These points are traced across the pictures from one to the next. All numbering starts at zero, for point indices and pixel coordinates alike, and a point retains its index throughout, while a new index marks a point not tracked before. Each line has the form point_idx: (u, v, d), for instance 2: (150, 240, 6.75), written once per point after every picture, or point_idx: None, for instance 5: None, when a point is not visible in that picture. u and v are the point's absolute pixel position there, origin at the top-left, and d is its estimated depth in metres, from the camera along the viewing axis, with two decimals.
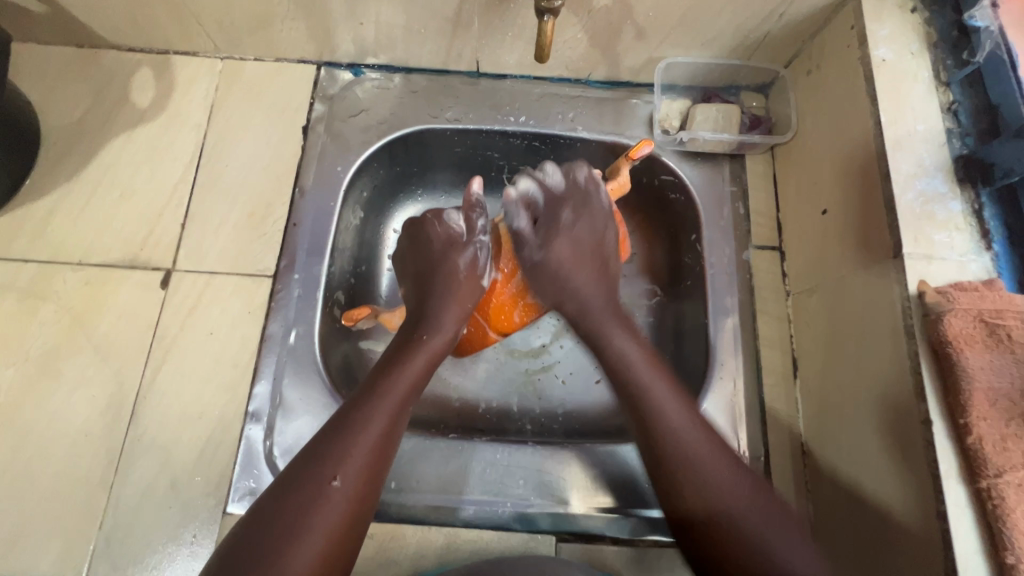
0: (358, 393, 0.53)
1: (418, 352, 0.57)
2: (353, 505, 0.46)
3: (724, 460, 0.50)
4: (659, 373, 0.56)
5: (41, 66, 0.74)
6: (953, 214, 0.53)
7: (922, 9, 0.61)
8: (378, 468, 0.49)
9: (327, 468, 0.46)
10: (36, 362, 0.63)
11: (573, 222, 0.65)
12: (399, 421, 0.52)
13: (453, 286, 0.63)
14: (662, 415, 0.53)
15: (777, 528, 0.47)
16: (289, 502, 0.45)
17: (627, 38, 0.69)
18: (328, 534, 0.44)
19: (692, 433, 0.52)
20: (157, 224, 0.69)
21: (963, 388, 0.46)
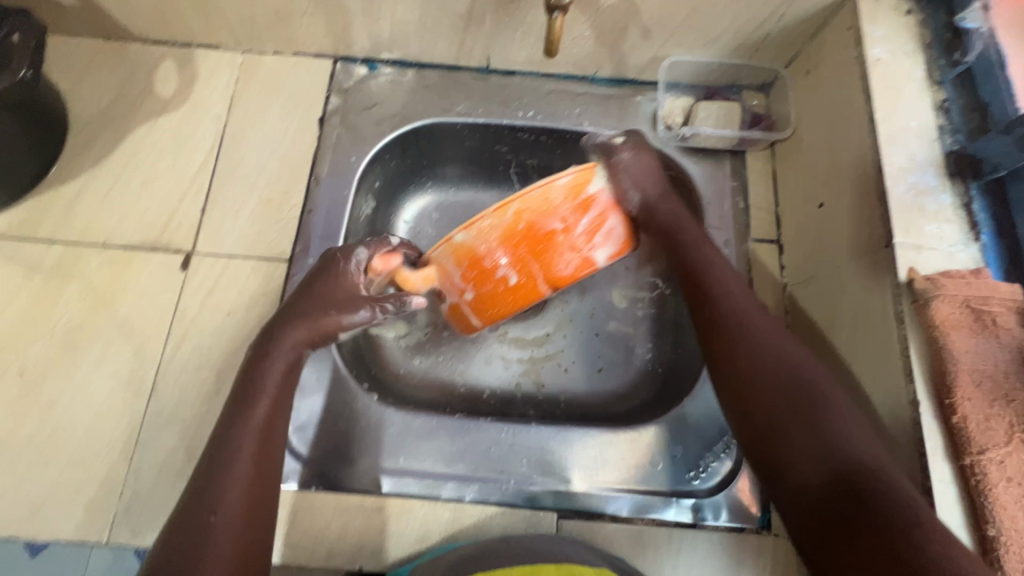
0: (224, 417, 0.53)
1: (269, 375, 0.55)
2: (239, 533, 0.47)
3: (795, 351, 0.55)
4: (734, 279, 0.62)
5: (69, 57, 0.77)
6: (943, 206, 0.55)
7: (916, 12, 0.63)
8: (264, 482, 0.51)
9: (206, 505, 0.47)
10: (61, 338, 0.66)
11: (649, 171, 0.65)
12: (273, 437, 0.53)
13: (312, 315, 0.58)
14: (733, 304, 0.59)
15: (840, 411, 0.50)
16: (182, 535, 0.46)
17: (633, 37, 0.71)
18: (230, 555, 0.46)
19: (759, 322, 0.58)
20: (178, 209, 0.72)
21: (949, 369, 0.48)
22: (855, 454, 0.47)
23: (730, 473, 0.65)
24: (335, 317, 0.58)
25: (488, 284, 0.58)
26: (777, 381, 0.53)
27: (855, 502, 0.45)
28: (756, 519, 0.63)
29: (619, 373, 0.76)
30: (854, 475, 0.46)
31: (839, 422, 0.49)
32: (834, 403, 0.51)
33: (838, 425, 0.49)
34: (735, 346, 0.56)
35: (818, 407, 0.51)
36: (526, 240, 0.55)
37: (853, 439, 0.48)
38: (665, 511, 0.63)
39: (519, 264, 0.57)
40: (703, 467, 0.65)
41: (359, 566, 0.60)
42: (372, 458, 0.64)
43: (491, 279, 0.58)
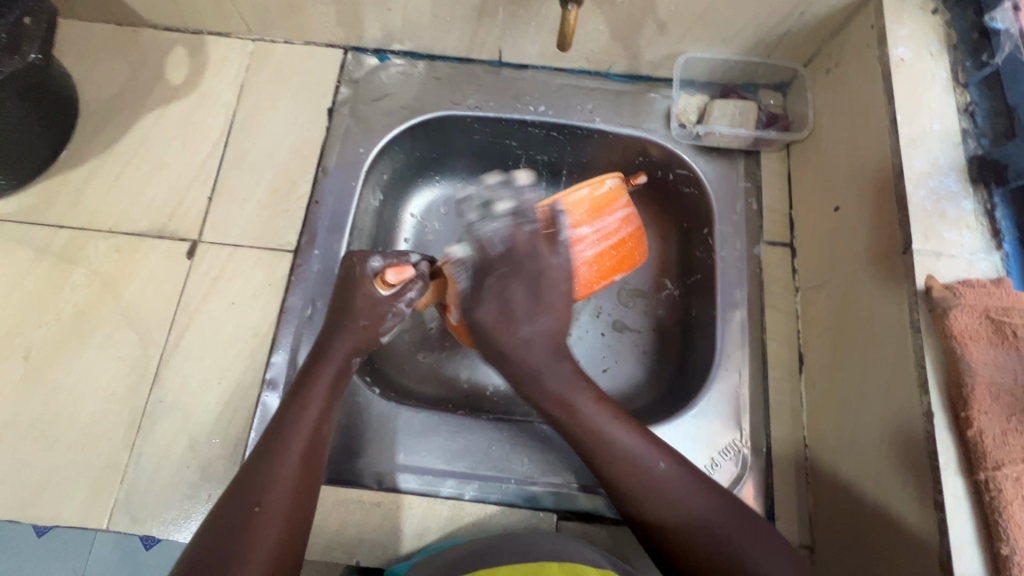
0: (276, 420, 0.53)
1: (318, 385, 0.55)
2: (281, 527, 0.48)
3: (683, 478, 0.52)
4: (579, 384, 0.57)
5: (82, 41, 0.77)
6: (965, 213, 0.53)
7: (943, 11, 0.61)
8: (307, 489, 0.51)
9: (251, 495, 0.48)
10: (67, 323, 0.66)
11: (520, 281, 0.59)
12: (320, 445, 0.53)
13: (348, 329, 0.58)
14: (615, 448, 0.53)
15: (704, 500, 0.51)
16: (223, 531, 0.46)
17: (648, 31, 0.70)
18: (266, 557, 0.46)
19: (651, 461, 0.53)
20: (186, 196, 0.72)
21: (966, 381, 0.46)
22: (705, 526, 0.50)
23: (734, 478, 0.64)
24: (375, 319, 0.59)
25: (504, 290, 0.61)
26: (642, 481, 0.52)
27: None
28: None
29: (624, 375, 0.75)
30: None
31: (756, 560, 0.48)
32: (738, 535, 0.49)
33: (756, 562, 0.48)
34: (645, 511, 0.51)
35: (730, 542, 0.49)
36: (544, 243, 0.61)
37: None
38: None
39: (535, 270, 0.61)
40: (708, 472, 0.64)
41: (358, 559, 0.60)
42: (372, 452, 0.63)
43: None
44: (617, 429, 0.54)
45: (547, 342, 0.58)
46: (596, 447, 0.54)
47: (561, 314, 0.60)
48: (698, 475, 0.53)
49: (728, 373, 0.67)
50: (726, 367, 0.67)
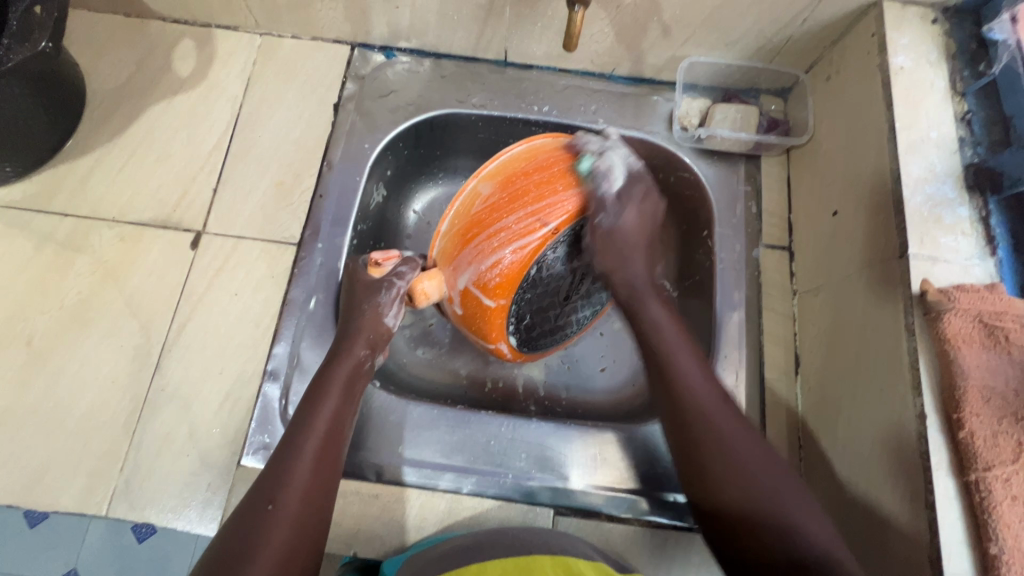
0: (293, 419, 0.53)
1: (333, 385, 0.55)
2: (292, 527, 0.46)
3: (735, 429, 0.52)
4: (680, 343, 0.57)
5: (90, 32, 0.77)
6: (960, 219, 0.54)
7: (942, 21, 0.62)
8: (324, 489, 0.50)
9: (265, 492, 0.47)
10: (69, 310, 0.67)
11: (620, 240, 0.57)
12: (336, 444, 0.53)
13: (355, 321, 0.58)
14: (688, 392, 0.54)
15: (732, 438, 0.51)
16: (237, 527, 0.45)
17: (653, 35, 0.71)
18: (277, 553, 0.44)
19: (723, 418, 0.52)
20: (191, 187, 0.73)
21: (959, 384, 0.47)
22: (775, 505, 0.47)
23: None
24: (372, 301, 0.58)
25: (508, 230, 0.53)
26: (738, 455, 0.50)
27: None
28: None
29: (622, 374, 0.76)
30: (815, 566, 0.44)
31: (799, 515, 0.47)
32: (776, 483, 0.49)
33: (798, 519, 0.46)
34: (693, 454, 0.52)
35: (773, 499, 0.48)
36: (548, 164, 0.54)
37: (813, 532, 0.46)
38: (661, 514, 0.63)
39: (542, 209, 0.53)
40: None
41: (355, 551, 0.60)
42: (370, 445, 0.63)
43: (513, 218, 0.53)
44: (700, 377, 0.55)
45: (647, 288, 0.58)
46: (666, 362, 0.56)
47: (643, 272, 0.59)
48: (754, 433, 0.52)
49: (724, 374, 0.68)
50: (723, 367, 0.68)
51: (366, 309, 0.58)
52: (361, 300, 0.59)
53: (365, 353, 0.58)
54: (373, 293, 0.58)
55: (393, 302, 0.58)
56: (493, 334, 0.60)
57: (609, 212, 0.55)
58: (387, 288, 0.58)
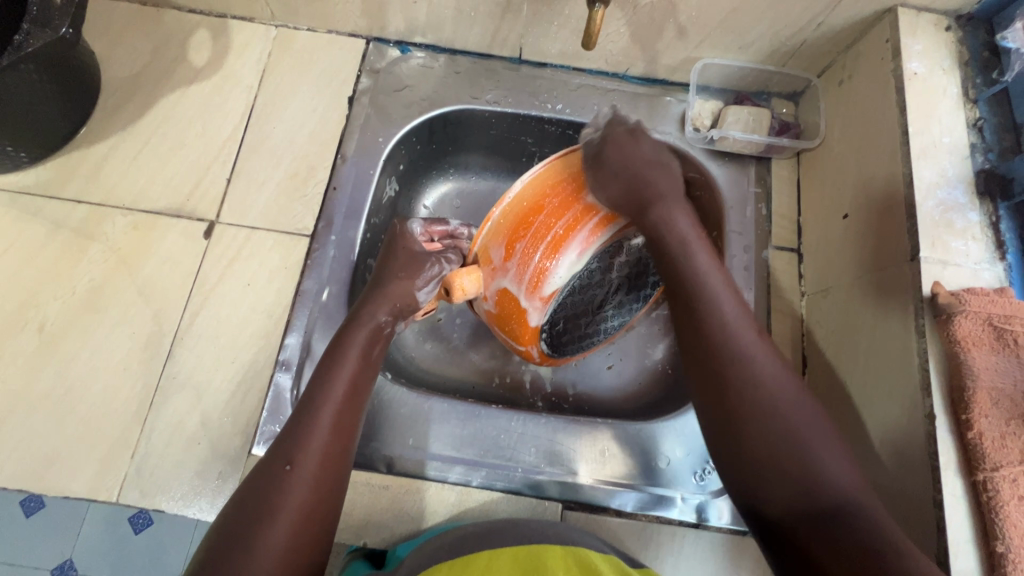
0: (310, 382, 0.52)
1: (352, 348, 0.55)
2: (311, 489, 0.45)
3: (768, 359, 0.47)
4: (712, 268, 0.50)
5: (105, 18, 0.77)
6: (971, 224, 0.55)
7: (955, 29, 0.63)
8: (342, 454, 0.49)
9: (283, 454, 0.46)
10: (82, 297, 0.67)
11: (649, 161, 0.53)
12: (354, 408, 0.51)
13: (385, 287, 0.58)
14: (714, 312, 0.48)
15: (795, 415, 0.44)
16: (253, 490, 0.45)
17: (668, 36, 0.71)
18: (295, 518, 0.44)
19: (764, 365, 0.46)
20: (204, 177, 0.73)
21: (968, 385, 0.48)
22: (837, 490, 0.42)
23: None
24: (412, 270, 0.59)
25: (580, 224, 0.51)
26: (771, 438, 0.44)
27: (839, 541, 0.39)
28: None
29: (629, 372, 0.77)
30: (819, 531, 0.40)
31: (817, 447, 0.43)
32: (806, 423, 0.44)
33: (820, 455, 0.43)
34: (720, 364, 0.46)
35: (806, 435, 0.44)
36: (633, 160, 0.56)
37: (835, 474, 0.42)
38: (667, 509, 0.64)
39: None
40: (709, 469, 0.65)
41: (365, 541, 0.61)
42: (382, 436, 0.64)
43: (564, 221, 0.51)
44: (730, 305, 0.49)
45: (671, 202, 0.51)
46: (700, 293, 0.49)
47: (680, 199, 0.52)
48: (789, 373, 0.47)
49: None
50: None
51: (405, 279, 0.58)
52: (399, 268, 0.59)
53: (387, 320, 0.58)
54: (415, 266, 0.59)
55: (433, 275, 0.59)
56: (523, 337, 0.60)
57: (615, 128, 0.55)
58: (432, 264, 0.59)
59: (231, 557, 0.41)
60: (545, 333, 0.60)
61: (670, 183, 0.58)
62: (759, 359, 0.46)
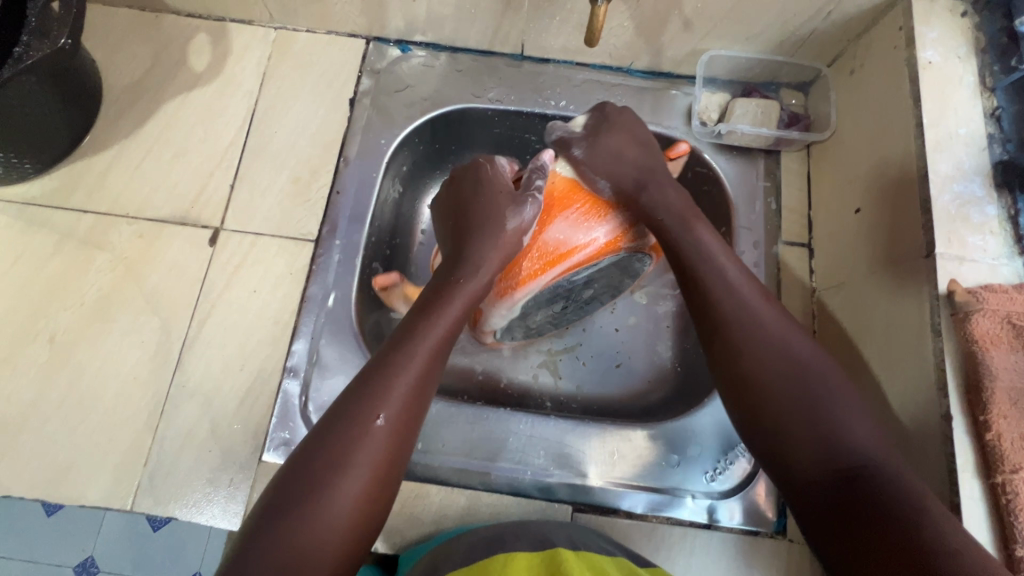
0: (402, 330, 0.53)
1: (453, 299, 0.56)
2: (390, 444, 0.47)
3: (801, 340, 0.51)
4: (722, 250, 0.58)
5: (105, 25, 0.77)
6: (988, 218, 0.53)
7: (972, 14, 0.61)
8: (418, 413, 0.50)
9: (371, 405, 0.47)
10: (91, 306, 0.67)
11: (609, 154, 0.64)
12: (436, 366, 0.53)
13: (495, 234, 0.60)
14: (725, 278, 0.55)
15: (835, 392, 0.48)
16: (336, 431, 0.46)
17: (673, 28, 0.70)
18: (372, 468, 0.46)
19: (765, 324, 0.52)
20: (207, 184, 0.72)
21: (986, 385, 0.47)
22: (859, 451, 0.44)
23: (747, 476, 0.64)
24: (510, 211, 0.60)
25: (504, 280, 0.63)
26: (791, 401, 0.48)
27: (850, 490, 0.43)
28: (772, 523, 0.63)
29: (638, 370, 0.76)
30: (832, 477, 0.44)
31: (837, 418, 0.46)
32: (845, 407, 0.47)
33: (838, 422, 0.46)
34: (733, 323, 0.53)
35: (820, 408, 0.47)
36: (563, 203, 0.62)
37: (855, 438, 0.45)
38: (678, 510, 0.63)
39: (543, 265, 0.61)
40: (719, 469, 0.65)
41: (375, 546, 0.61)
42: None
43: (519, 256, 0.62)
44: (733, 270, 0.56)
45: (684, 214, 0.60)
46: (701, 264, 0.57)
47: (630, 180, 0.63)
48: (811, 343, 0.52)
49: None
50: None
51: (507, 218, 0.60)
52: (500, 207, 0.61)
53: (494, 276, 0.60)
54: (516, 203, 0.61)
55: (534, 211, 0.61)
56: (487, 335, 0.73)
57: (599, 123, 0.66)
58: (528, 202, 0.61)
59: (308, 496, 0.43)
60: (501, 336, 0.72)
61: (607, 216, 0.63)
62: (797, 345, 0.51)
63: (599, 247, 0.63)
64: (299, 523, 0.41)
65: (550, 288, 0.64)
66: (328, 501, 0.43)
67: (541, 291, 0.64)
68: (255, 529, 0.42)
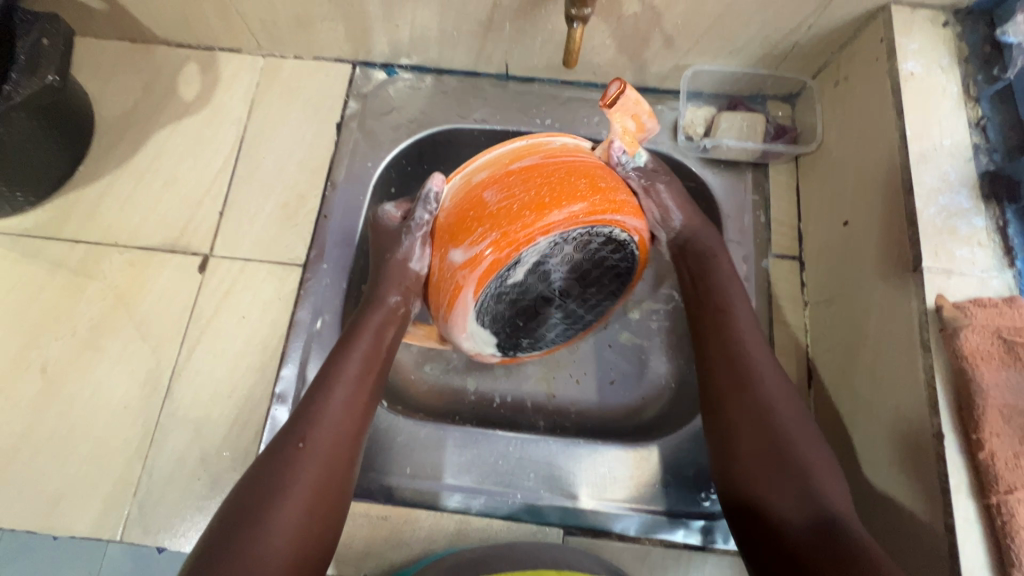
0: (328, 361, 0.54)
1: (367, 330, 0.56)
2: (320, 464, 0.47)
3: (790, 398, 0.53)
4: (739, 298, 0.61)
5: (98, 58, 0.78)
6: (976, 230, 0.53)
7: (953, 24, 0.61)
8: (353, 432, 0.51)
9: (297, 431, 0.48)
10: (82, 335, 0.68)
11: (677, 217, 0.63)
12: (369, 385, 0.54)
13: (382, 270, 0.58)
14: (740, 339, 0.57)
15: (811, 451, 0.50)
16: (265, 469, 0.46)
17: (655, 45, 0.70)
18: (303, 494, 0.45)
19: (766, 368, 0.55)
20: (197, 211, 0.73)
21: (977, 403, 0.46)
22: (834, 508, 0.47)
23: None
24: (394, 247, 0.57)
25: (440, 303, 0.55)
26: (789, 448, 0.50)
27: (821, 539, 0.45)
28: None
29: (632, 386, 0.75)
30: (804, 526, 0.46)
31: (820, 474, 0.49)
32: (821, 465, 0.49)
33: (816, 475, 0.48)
34: (741, 373, 0.55)
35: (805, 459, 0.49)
36: (464, 222, 0.52)
37: (833, 497, 0.47)
38: (673, 531, 0.62)
39: (456, 287, 0.52)
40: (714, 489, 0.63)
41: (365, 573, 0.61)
42: (381, 466, 0.63)
43: (448, 286, 0.53)
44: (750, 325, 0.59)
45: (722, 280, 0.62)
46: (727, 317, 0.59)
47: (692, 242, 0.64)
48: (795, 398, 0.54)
49: None
50: None
51: (392, 255, 0.57)
52: (385, 250, 0.58)
53: (397, 301, 0.58)
54: (394, 241, 0.57)
55: (414, 245, 0.56)
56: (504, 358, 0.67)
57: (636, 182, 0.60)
58: (406, 235, 0.56)
59: (241, 529, 0.42)
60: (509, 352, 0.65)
61: (513, 218, 0.49)
62: (784, 398, 0.53)
63: (500, 258, 0.50)
64: (227, 554, 0.41)
65: (489, 297, 0.54)
66: (261, 531, 0.42)
67: (484, 302, 0.54)
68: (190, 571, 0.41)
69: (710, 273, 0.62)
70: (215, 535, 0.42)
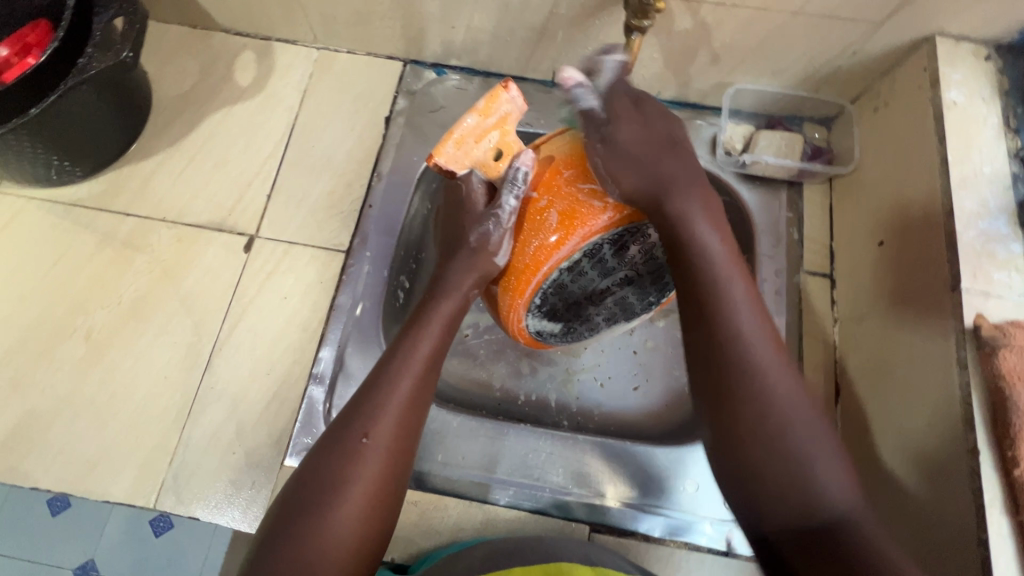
0: (391, 349, 0.52)
1: (434, 322, 0.53)
2: (383, 461, 0.46)
3: (786, 382, 0.44)
4: (728, 258, 0.48)
5: (159, 40, 0.81)
6: (1014, 255, 0.54)
7: (995, 58, 0.63)
8: (410, 427, 0.48)
9: (359, 426, 0.46)
10: (127, 306, 0.69)
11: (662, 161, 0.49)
12: (430, 377, 0.51)
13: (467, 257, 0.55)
14: (725, 316, 0.45)
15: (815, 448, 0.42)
16: (326, 460, 0.45)
17: (701, 61, 0.72)
18: (364, 492, 0.44)
19: (754, 348, 0.44)
20: (246, 193, 0.75)
21: (1013, 423, 0.47)
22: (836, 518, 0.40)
23: None
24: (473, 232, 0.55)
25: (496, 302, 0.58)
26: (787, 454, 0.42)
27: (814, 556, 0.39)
28: None
29: (656, 392, 0.76)
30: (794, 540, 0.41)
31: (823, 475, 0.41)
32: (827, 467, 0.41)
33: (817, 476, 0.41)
34: (726, 362, 0.44)
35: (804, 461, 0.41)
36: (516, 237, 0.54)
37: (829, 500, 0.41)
38: (697, 536, 0.63)
39: (510, 292, 0.55)
40: None
41: (393, 556, 0.62)
42: None
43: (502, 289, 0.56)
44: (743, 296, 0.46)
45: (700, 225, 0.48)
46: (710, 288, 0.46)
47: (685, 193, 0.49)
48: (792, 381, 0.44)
49: None
50: None
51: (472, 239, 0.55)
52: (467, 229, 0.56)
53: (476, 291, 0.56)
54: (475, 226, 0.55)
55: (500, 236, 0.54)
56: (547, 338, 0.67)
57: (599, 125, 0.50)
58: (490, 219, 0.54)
59: (303, 522, 0.43)
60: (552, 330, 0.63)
61: (548, 237, 0.52)
62: (778, 383, 0.43)
63: (537, 275, 0.53)
64: (293, 545, 0.42)
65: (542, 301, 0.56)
66: (324, 528, 0.42)
67: (535, 306, 0.57)
68: (256, 555, 0.42)
69: (687, 223, 0.47)
70: (280, 525, 0.43)
